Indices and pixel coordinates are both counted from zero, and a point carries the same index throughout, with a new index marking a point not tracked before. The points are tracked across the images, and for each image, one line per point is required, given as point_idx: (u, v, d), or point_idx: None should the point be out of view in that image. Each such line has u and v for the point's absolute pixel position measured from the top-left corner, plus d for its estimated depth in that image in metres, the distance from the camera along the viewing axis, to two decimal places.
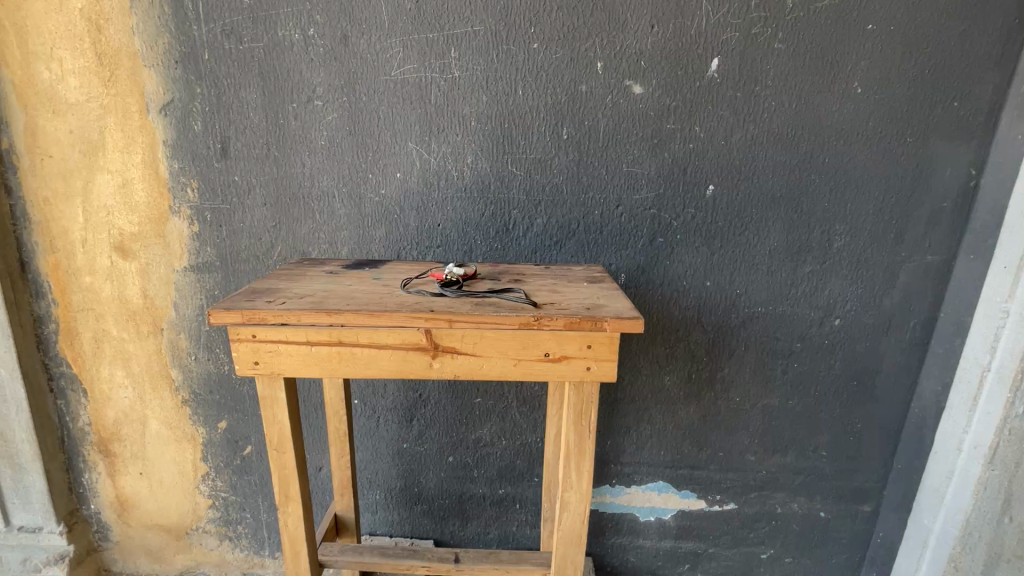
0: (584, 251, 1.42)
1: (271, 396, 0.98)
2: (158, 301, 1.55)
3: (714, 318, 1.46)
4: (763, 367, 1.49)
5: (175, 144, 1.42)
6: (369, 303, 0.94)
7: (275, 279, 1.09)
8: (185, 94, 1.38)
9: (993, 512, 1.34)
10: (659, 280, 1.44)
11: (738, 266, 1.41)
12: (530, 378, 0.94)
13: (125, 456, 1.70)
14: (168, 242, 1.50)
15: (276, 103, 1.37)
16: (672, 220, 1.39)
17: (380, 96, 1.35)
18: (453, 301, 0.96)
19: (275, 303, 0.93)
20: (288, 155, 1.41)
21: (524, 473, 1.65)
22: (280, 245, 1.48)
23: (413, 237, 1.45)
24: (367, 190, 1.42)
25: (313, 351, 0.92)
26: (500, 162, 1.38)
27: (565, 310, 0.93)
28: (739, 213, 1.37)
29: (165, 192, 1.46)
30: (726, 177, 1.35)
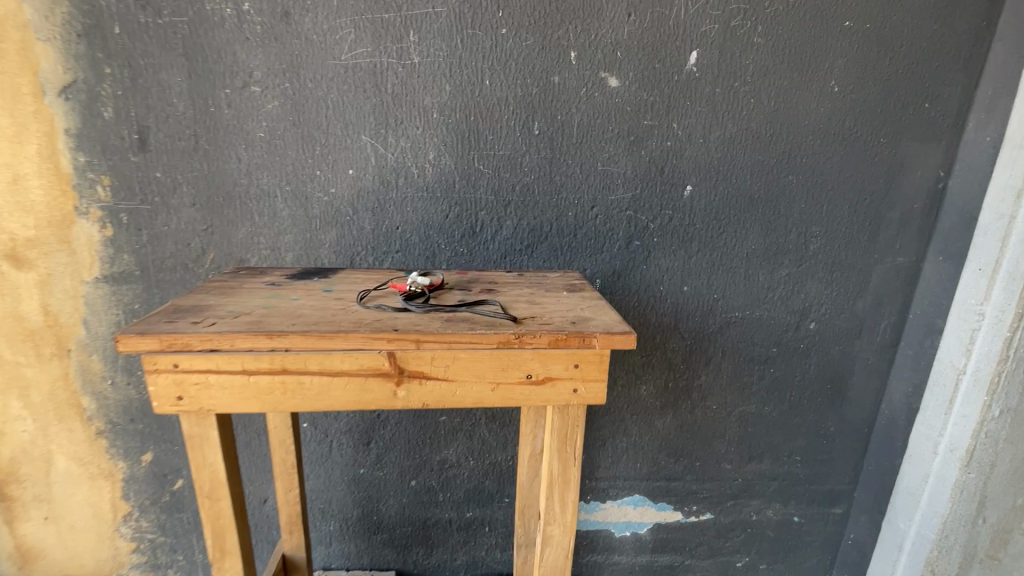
0: (557, 256, 1.32)
1: (200, 436, 0.81)
2: (63, 318, 1.32)
3: (691, 324, 1.40)
4: (740, 373, 1.45)
5: (80, 133, 1.20)
6: (320, 322, 0.80)
7: (205, 294, 0.92)
8: (92, 74, 1.17)
9: (968, 514, 1.33)
10: (636, 285, 1.35)
11: (716, 270, 1.35)
12: (510, 404, 0.83)
13: (25, 500, 1.45)
14: (75, 249, 1.27)
15: (205, 87, 1.19)
16: (649, 222, 1.31)
17: (329, 83, 1.20)
18: (420, 317, 0.83)
19: (204, 326, 0.77)
20: (220, 148, 1.22)
21: (493, 493, 1.54)
22: (213, 251, 1.29)
23: (368, 242, 1.30)
24: (315, 189, 1.26)
25: (251, 382, 0.77)
26: (465, 159, 1.26)
27: (549, 325, 0.82)
28: (717, 215, 1.31)
29: (68, 190, 1.23)
30: (704, 178, 1.29)
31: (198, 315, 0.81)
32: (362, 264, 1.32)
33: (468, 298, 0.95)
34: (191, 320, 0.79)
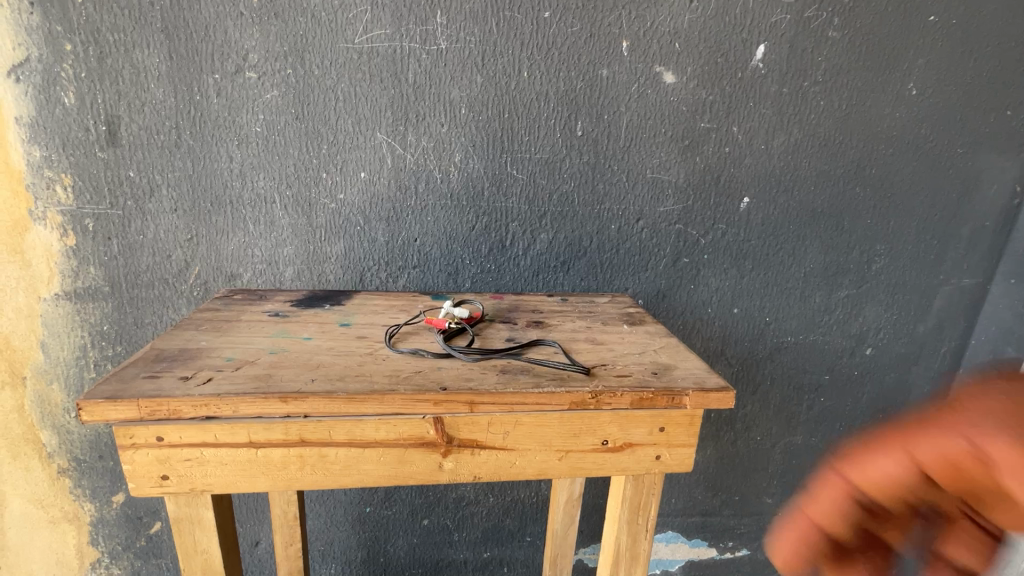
0: (597, 274, 1.17)
1: (189, 518, 0.64)
2: (15, 341, 1.11)
3: (740, 350, 1.25)
4: (789, 402, 1.31)
5: (34, 123, 0.99)
6: (347, 377, 0.63)
7: (193, 331, 0.74)
8: (48, 51, 0.96)
9: None
10: (681, 307, 1.21)
11: (770, 291, 1.22)
12: (579, 474, 0.68)
13: None
14: (29, 261, 1.07)
15: (188, 70, 0.99)
16: (700, 237, 1.16)
17: (339, 70, 1.01)
18: (469, 368, 0.67)
19: (197, 384, 0.59)
20: (207, 143, 1.03)
21: (514, 531, 1.39)
22: (198, 265, 1.10)
23: (381, 255, 1.13)
24: (320, 194, 1.08)
25: (259, 457, 0.60)
26: (497, 162, 1.09)
27: (629, 379, 0.67)
28: (775, 231, 1.18)
29: (20, 190, 1.02)
30: (763, 189, 1.15)
31: (187, 366, 0.63)
32: (373, 280, 1.14)
33: (520, 337, 0.79)
34: (179, 375, 0.61)
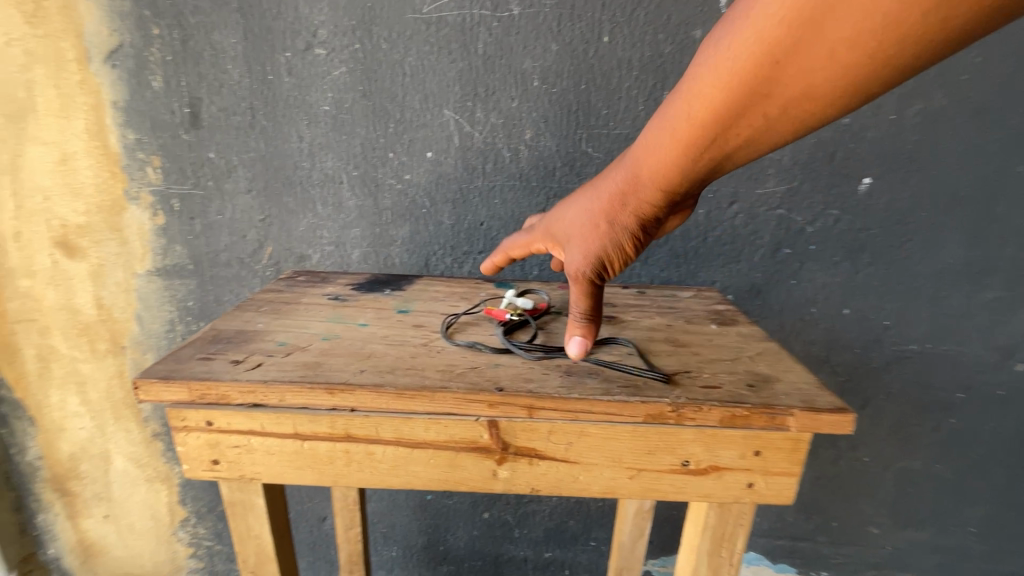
0: (680, 264, 1.04)
1: (242, 504, 0.63)
2: (116, 312, 1.20)
3: (850, 357, 1.08)
4: (909, 422, 1.12)
5: (128, 107, 1.04)
6: (397, 370, 0.58)
7: (253, 312, 0.73)
8: (139, 37, 1.00)
9: None
10: (779, 305, 1.05)
11: (892, 290, 1.03)
12: (653, 496, 0.59)
13: (86, 497, 1.37)
14: (126, 239, 1.14)
15: (262, 50, 0.99)
16: (806, 225, 1.00)
17: (407, 43, 0.96)
18: (530, 368, 0.60)
19: (247, 369, 0.57)
20: (279, 124, 1.03)
21: (578, 534, 1.32)
22: (271, 245, 1.12)
23: (447, 239, 1.08)
24: (386, 175, 1.05)
25: (306, 449, 0.57)
26: (571, 139, 0.99)
27: (718, 392, 0.56)
28: (904, 218, 0.98)
29: (118, 172, 1.08)
30: (891, 168, 0.96)
31: (240, 350, 0.62)
32: (438, 265, 1.10)
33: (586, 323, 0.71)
34: (232, 359, 0.60)
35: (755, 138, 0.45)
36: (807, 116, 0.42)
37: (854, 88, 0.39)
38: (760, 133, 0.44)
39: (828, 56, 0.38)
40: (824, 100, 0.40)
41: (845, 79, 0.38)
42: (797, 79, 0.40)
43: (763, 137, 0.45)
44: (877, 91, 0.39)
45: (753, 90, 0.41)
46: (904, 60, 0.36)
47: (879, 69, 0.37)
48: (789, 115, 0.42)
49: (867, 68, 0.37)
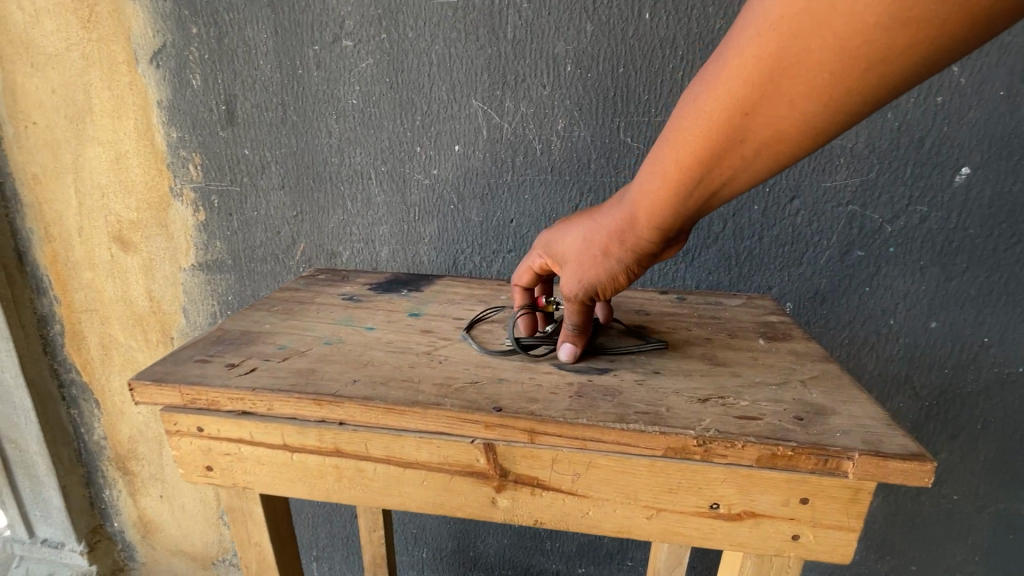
0: (730, 267, 0.93)
1: (242, 509, 0.61)
2: (165, 305, 1.24)
3: (937, 378, 0.92)
4: (1011, 457, 0.94)
5: (171, 105, 1.06)
6: (391, 382, 0.53)
7: (264, 311, 0.71)
8: (179, 36, 1.02)
9: None
10: (849, 315, 0.92)
11: (994, 301, 0.86)
12: (675, 540, 0.51)
13: (144, 476, 1.45)
14: (172, 234, 1.17)
15: (292, 44, 0.98)
16: (884, 223, 0.86)
17: (433, 30, 0.92)
18: (537, 386, 0.53)
19: (239, 374, 0.55)
20: (309, 119, 1.02)
21: (614, 552, 1.23)
22: (303, 241, 1.11)
23: (475, 237, 1.03)
24: (413, 170, 1.01)
25: (296, 462, 0.54)
26: (608, 128, 0.91)
27: (757, 426, 0.47)
28: (1012, 216, 0.82)
29: (164, 169, 1.12)
30: (996, 156, 0.80)
31: (239, 352, 0.59)
32: (466, 264, 1.05)
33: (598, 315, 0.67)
34: (227, 362, 0.57)
35: (738, 182, 0.45)
36: (784, 159, 0.42)
37: (822, 131, 0.40)
38: (741, 178, 0.45)
39: (789, 107, 0.39)
40: (797, 146, 0.41)
41: (811, 125, 0.39)
42: (767, 128, 0.40)
43: (748, 180, 0.45)
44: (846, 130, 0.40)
45: (727, 140, 0.42)
46: (861, 104, 0.37)
47: (840, 114, 0.38)
48: (766, 160, 0.43)
49: (829, 114, 0.38)
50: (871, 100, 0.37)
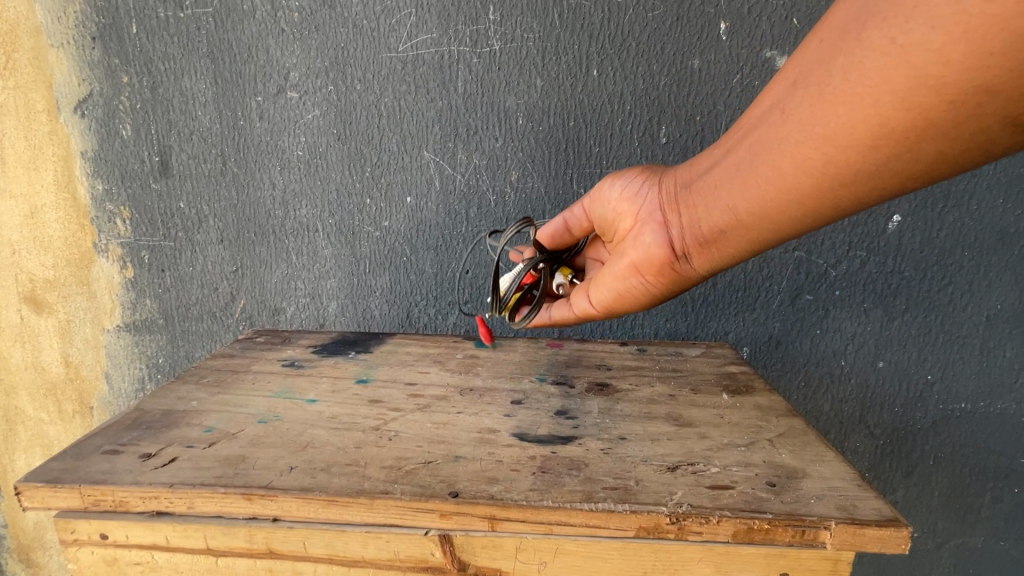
0: (687, 314, 0.93)
1: None
2: (84, 371, 1.11)
3: (888, 417, 0.94)
4: (964, 492, 0.96)
5: (97, 157, 0.98)
6: (333, 468, 0.48)
7: (192, 385, 0.64)
8: (108, 85, 0.95)
9: None
10: (803, 357, 0.93)
11: (934, 339, 0.90)
12: None
13: (51, 568, 1.26)
14: (94, 293, 1.06)
15: (233, 94, 0.93)
16: (828, 268, 0.89)
17: (383, 83, 0.90)
18: (497, 463, 0.49)
19: (155, 466, 0.48)
20: (251, 171, 0.97)
21: None
22: (244, 297, 1.04)
23: (430, 289, 0.99)
24: (364, 222, 0.97)
25: (224, 565, 0.48)
26: (561, 180, 0.91)
27: (731, 496, 0.45)
28: (942, 259, 0.86)
29: (86, 224, 1.02)
30: (921, 206, 0.85)
31: (156, 439, 0.53)
32: (420, 317, 1.01)
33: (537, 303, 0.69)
34: (142, 452, 0.50)
35: (766, 146, 0.46)
36: (814, 130, 0.42)
37: (868, 106, 0.39)
38: (771, 136, 0.46)
39: (851, 57, 0.39)
40: (828, 118, 0.41)
41: (861, 92, 0.39)
42: (819, 84, 0.41)
43: (774, 143, 0.45)
44: (888, 125, 0.38)
45: (791, 81, 0.44)
46: (936, 86, 0.35)
47: (903, 88, 0.37)
48: (797, 121, 0.43)
49: (887, 77, 0.37)
50: (954, 85, 0.35)
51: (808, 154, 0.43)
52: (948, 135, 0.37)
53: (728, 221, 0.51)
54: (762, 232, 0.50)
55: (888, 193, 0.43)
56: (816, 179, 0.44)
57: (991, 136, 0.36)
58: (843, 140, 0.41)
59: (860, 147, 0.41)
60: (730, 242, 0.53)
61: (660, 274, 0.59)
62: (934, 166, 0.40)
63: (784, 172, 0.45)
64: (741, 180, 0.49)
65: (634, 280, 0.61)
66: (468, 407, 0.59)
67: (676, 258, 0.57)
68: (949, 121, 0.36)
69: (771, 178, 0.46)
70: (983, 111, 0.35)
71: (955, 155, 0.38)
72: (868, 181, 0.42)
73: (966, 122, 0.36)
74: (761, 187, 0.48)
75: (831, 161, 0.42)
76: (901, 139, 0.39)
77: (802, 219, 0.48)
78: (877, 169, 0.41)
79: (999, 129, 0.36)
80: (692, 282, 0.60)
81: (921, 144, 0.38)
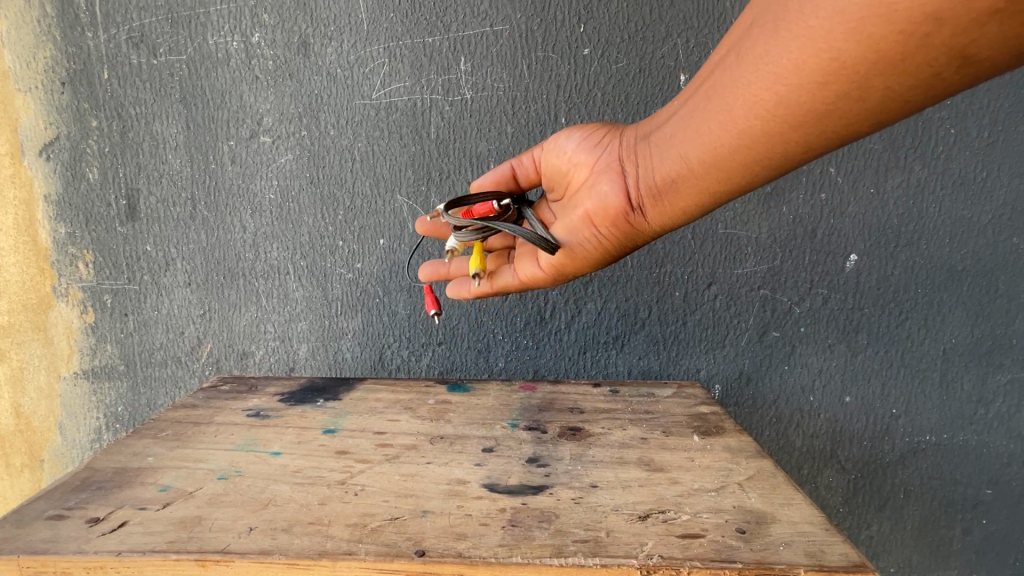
0: (659, 352, 0.94)
1: None
2: (36, 422, 1.06)
3: (858, 452, 0.95)
4: (935, 524, 0.97)
5: (60, 200, 0.96)
6: (295, 528, 0.47)
7: (149, 439, 0.61)
8: (76, 129, 0.93)
9: None
10: (773, 393, 0.94)
11: (896, 373, 0.92)
12: None
13: None
14: (51, 339, 1.02)
15: (205, 138, 0.93)
16: (793, 304, 0.91)
17: (355, 128, 0.92)
18: (465, 517, 0.48)
19: (103, 532, 0.46)
20: (221, 214, 0.96)
21: None
22: (211, 341, 1.01)
23: (402, 331, 0.98)
24: (336, 263, 0.97)
25: None
26: None
27: (701, 546, 0.45)
28: (898, 296, 0.90)
29: (46, 268, 0.99)
30: (875, 245, 0.89)
31: (107, 502, 0.50)
32: (393, 359, 0.99)
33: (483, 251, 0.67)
34: (90, 517, 0.48)
35: (721, 89, 0.47)
36: (767, 70, 0.43)
37: (819, 40, 0.40)
38: (726, 79, 0.46)
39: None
40: (781, 52, 0.42)
41: (813, 26, 0.40)
42: (774, 21, 0.42)
43: (728, 85, 0.46)
44: (840, 59, 0.39)
45: (748, 25, 0.45)
46: (887, 15, 0.36)
47: (855, 20, 0.38)
48: (752, 61, 0.44)
49: (841, 9, 0.38)
50: (905, 12, 0.36)
51: (761, 94, 0.44)
52: (897, 69, 0.38)
53: (681, 170, 0.52)
54: (715, 181, 0.51)
55: (835, 137, 0.44)
56: (767, 121, 0.45)
57: (938, 70, 0.38)
58: (795, 78, 0.42)
59: (811, 84, 0.42)
60: (682, 193, 0.54)
61: (615, 226, 0.58)
62: (881, 106, 0.41)
63: (737, 114, 0.46)
64: (695, 126, 0.50)
65: (588, 232, 0.59)
66: (438, 457, 0.58)
67: (631, 210, 0.57)
68: (900, 54, 0.37)
69: (724, 121, 0.47)
70: (932, 42, 0.36)
71: (902, 93, 0.40)
72: (815, 123, 0.44)
73: (917, 54, 0.37)
74: (714, 132, 0.48)
75: (783, 101, 0.43)
76: (851, 74, 0.40)
77: (753, 166, 0.49)
78: (826, 110, 0.42)
79: (946, 61, 0.37)
80: (644, 240, 0.60)
81: (871, 80, 0.40)
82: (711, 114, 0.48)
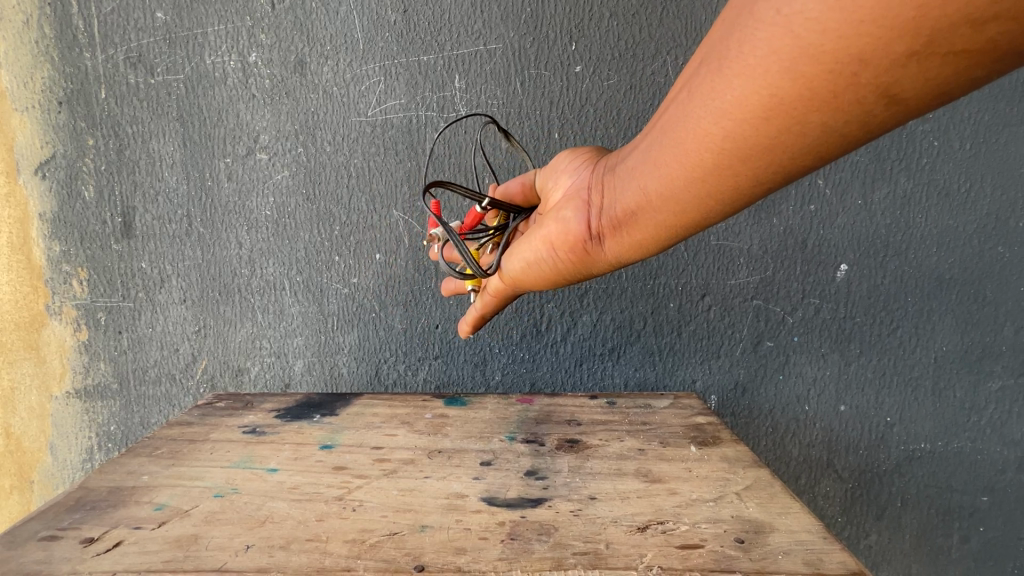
0: (655, 362, 0.95)
1: None
2: (26, 442, 1.04)
3: (856, 460, 0.95)
4: (933, 533, 0.97)
5: (55, 218, 0.96)
6: (292, 544, 0.47)
7: (144, 457, 0.60)
8: (72, 148, 0.94)
9: None
10: (769, 403, 0.95)
11: (889, 381, 0.93)
12: None
13: None
14: (43, 358, 1.01)
15: (202, 156, 0.94)
16: (785, 314, 0.92)
17: (352, 145, 0.93)
18: (465, 531, 0.48)
19: (97, 552, 0.46)
20: (217, 231, 0.96)
21: None
22: (206, 358, 1.01)
23: (400, 345, 0.98)
24: (332, 279, 0.97)
25: None
26: None
27: (700, 557, 0.46)
28: (888, 305, 0.91)
29: (40, 286, 0.98)
30: (864, 256, 0.90)
31: (102, 522, 0.50)
32: (390, 374, 0.99)
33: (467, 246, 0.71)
34: (84, 537, 0.48)
35: (673, 123, 0.42)
36: (714, 105, 0.39)
37: (758, 78, 0.36)
38: (677, 114, 0.42)
39: (745, 31, 0.36)
40: (731, 85, 0.37)
41: (753, 62, 0.36)
42: (718, 56, 0.38)
43: (678, 120, 0.41)
44: (776, 96, 0.35)
45: (700, 56, 0.41)
46: (817, 56, 0.33)
47: (788, 57, 0.34)
48: (699, 96, 0.39)
49: (777, 47, 0.34)
50: (831, 53, 0.32)
51: (708, 128, 0.39)
52: (830, 107, 0.34)
53: (637, 203, 0.47)
54: (676, 214, 0.46)
55: (788, 171, 0.40)
56: (716, 157, 0.40)
57: (871, 110, 0.34)
58: (738, 113, 0.37)
59: (756, 120, 0.37)
60: (641, 225, 0.48)
61: (572, 256, 0.53)
62: (823, 143, 0.37)
63: (688, 147, 0.41)
64: (650, 158, 0.45)
65: (547, 263, 0.55)
66: (436, 471, 0.57)
67: (590, 238, 0.52)
68: (830, 92, 0.34)
69: (678, 155, 0.42)
70: (860, 81, 0.32)
71: (842, 131, 0.36)
72: (764, 158, 0.39)
73: (846, 93, 0.33)
74: (667, 166, 0.43)
75: (730, 136, 0.39)
76: (791, 112, 0.36)
77: (708, 200, 0.44)
78: (771, 145, 0.38)
79: (875, 99, 0.33)
80: (603, 269, 0.55)
81: (808, 117, 0.35)
82: (665, 144, 0.43)
